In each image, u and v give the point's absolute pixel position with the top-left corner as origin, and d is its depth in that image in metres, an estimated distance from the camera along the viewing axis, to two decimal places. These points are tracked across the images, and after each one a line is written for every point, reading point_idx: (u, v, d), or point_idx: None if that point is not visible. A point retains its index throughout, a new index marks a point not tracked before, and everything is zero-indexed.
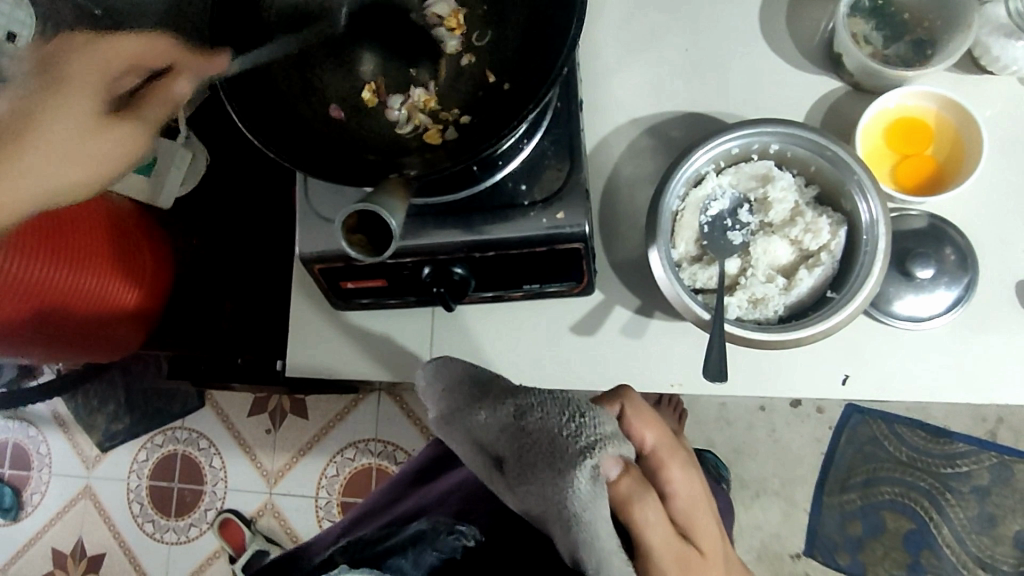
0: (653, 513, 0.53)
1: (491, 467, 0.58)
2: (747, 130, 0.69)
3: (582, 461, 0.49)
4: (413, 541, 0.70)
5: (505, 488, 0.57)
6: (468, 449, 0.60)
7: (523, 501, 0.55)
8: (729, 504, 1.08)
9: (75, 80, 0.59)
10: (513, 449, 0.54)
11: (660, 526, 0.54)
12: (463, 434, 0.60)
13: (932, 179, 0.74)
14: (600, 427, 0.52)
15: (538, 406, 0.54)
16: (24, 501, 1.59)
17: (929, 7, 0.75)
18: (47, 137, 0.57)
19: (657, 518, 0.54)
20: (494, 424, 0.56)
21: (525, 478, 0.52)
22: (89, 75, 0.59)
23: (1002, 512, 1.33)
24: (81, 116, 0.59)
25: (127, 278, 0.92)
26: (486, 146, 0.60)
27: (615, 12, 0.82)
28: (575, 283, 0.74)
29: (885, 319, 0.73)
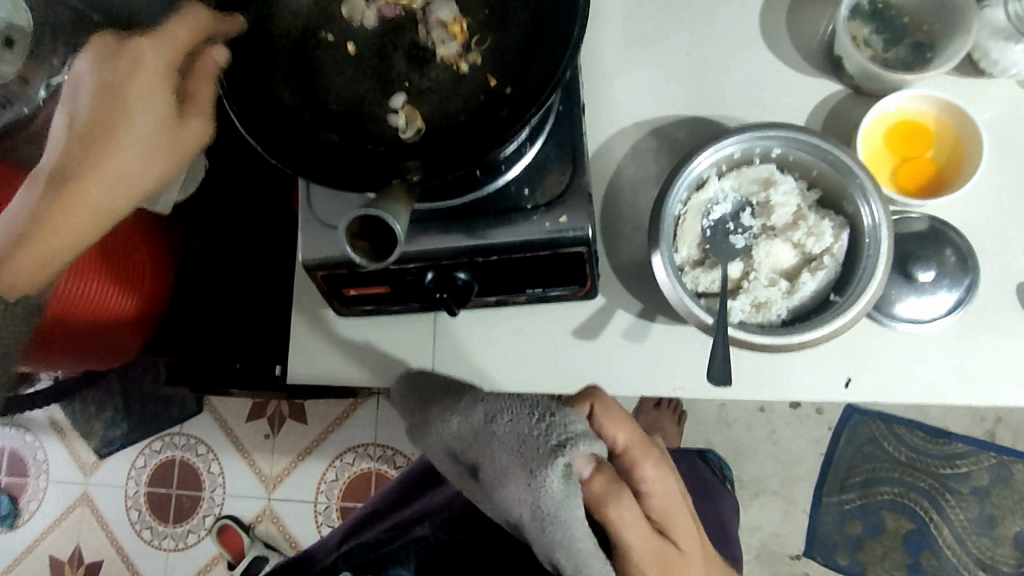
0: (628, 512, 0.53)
1: (464, 473, 0.58)
2: (750, 134, 0.69)
3: (554, 460, 0.50)
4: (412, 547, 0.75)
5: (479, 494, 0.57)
6: (443, 458, 0.59)
7: (496, 504, 0.55)
8: (736, 506, 1.08)
9: (139, 86, 0.57)
10: (483, 453, 0.54)
11: (637, 525, 0.53)
12: (431, 439, 0.60)
13: (933, 181, 0.74)
14: (571, 426, 0.52)
15: (507, 410, 0.53)
16: (21, 508, 1.58)
17: (927, 11, 0.75)
18: (126, 148, 0.57)
19: (633, 515, 0.53)
20: (464, 431, 0.55)
21: (496, 480, 0.52)
22: (163, 71, 0.58)
23: (1001, 513, 1.33)
24: (161, 111, 0.59)
25: (122, 284, 0.93)
26: (491, 151, 0.60)
27: (616, 15, 0.82)
28: (579, 287, 0.74)
29: (886, 321, 0.73)
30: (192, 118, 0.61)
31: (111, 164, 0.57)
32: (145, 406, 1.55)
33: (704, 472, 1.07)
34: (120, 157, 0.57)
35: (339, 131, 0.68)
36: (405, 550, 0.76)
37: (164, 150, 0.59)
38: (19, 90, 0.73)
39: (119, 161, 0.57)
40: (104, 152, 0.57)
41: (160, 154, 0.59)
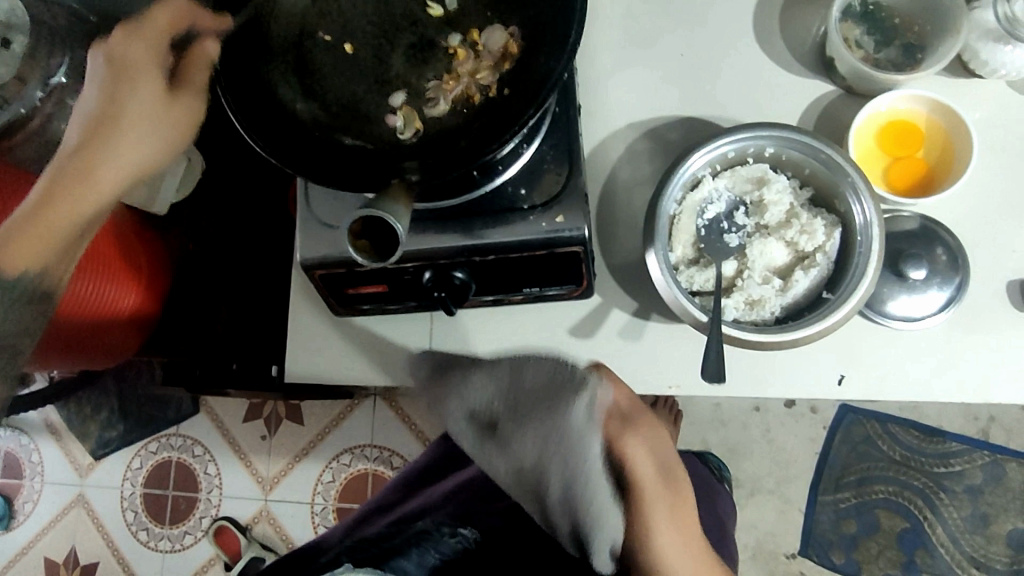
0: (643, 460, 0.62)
1: (484, 444, 0.64)
2: (744, 134, 0.70)
3: (580, 394, 0.61)
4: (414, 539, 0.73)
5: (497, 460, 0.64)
6: (453, 422, 0.64)
7: (515, 460, 0.62)
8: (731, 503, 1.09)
9: (136, 68, 0.61)
10: (510, 399, 0.62)
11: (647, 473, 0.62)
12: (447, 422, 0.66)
13: (924, 181, 0.75)
14: (587, 372, 0.63)
15: (529, 363, 0.65)
16: (16, 510, 1.58)
17: (918, 13, 0.76)
18: (128, 124, 0.60)
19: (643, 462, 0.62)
20: (485, 386, 0.63)
21: (520, 436, 0.61)
22: (151, 55, 0.62)
23: (995, 511, 1.34)
24: (156, 90, 0.61)
25: (110, 281, 0.92)
26: (489, 151, 0.61)
27: (610, 17, 0.83)
28: (575, 286, 0.75)
29: (878, 319, 0.74)
30: (184, 94, 0.63)
31: (118, 139, 0.59)
32: (141, 407, 1.55)
33: (699, 467, 1.08)
34: (128, 131, 0.60)
35: (335, 131, 0.69)
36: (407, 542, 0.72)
37: (163, 125, 0.62)
38: (17, 90, 0.74)
39: (125, 136, 0.59)
40: (113, 129, 0.59)
41: (156, 129, 0.61)
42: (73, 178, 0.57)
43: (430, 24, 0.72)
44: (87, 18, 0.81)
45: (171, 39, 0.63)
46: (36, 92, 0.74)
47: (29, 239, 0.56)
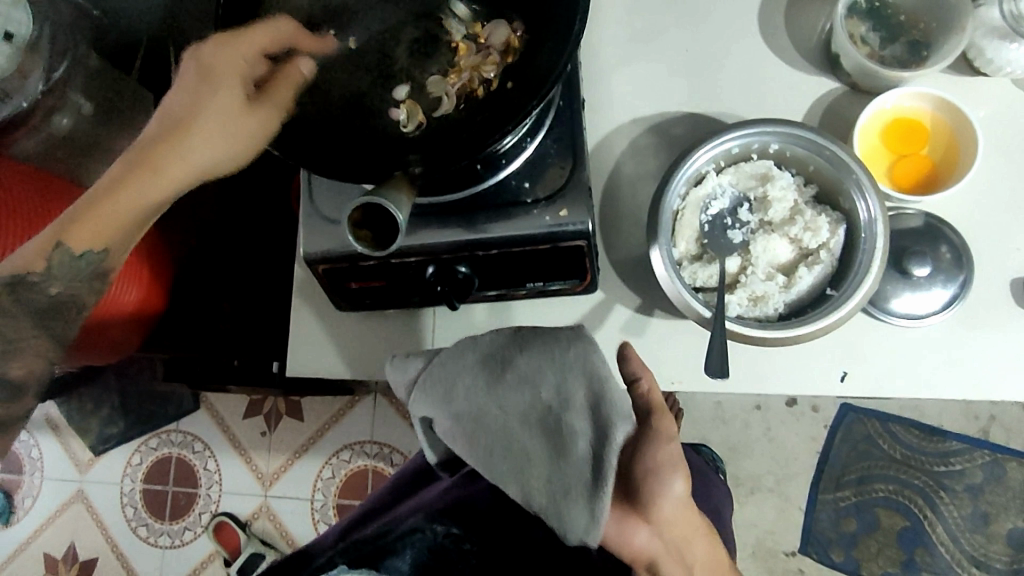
0: (658, 466, 0.59)
1: (489, 401, 0.62)
2: (748, 130, 0.70)
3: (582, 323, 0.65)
4: (405, 537, 0.80)
5: (504, 420, 0.62)
6: (456, 386, 0.64)
7: (525, 410, 0.62)
8: (728, 495, 1.09)
9: (221, 72, 0.60)
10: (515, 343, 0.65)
11: (655, 483, 0.58)
12: (451, 386, 0.64)
13: (928, 178, 0.75)
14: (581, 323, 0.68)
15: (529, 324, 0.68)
16: (16, 505, 1.58)
17: (923, 9, 0.76)
18: (201, 128, 0.59)
19: (656, 465, 0.59)
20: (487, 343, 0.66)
21: (536, 373, 0.62)
22: (240, 63, 0.61)
23: (995, 510, 1.34)
24: (239, 100, 0.60)
25: (124, 282, 0.93)
26: (491, 140, 0.61)
27: (614, 13, 0.82)
28: (578, 281, 0.75)
29: (883, 316, 0.74)
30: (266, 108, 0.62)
31: (190, 143, 0.59)
32: (141, 403, 1.55)
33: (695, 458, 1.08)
34: (201, 137, 0.59)
35: (339, 124, 0.68)
36: (399, 541, 0.80)
37: (236, 138, 0.60)
38: (18, 84, 0.77)
39: (197, 142, 0.59)
40: (186, 131, 0.58)
41: (227, 140, 0.59)
42: (137, 171, 0.58)
43: (435, 19, 0.73)
44: (90, 14, 0.88)
45: (263, 54, 0.63)
46: (37, 86, 0.79)
47: (87, 225, 0.58)
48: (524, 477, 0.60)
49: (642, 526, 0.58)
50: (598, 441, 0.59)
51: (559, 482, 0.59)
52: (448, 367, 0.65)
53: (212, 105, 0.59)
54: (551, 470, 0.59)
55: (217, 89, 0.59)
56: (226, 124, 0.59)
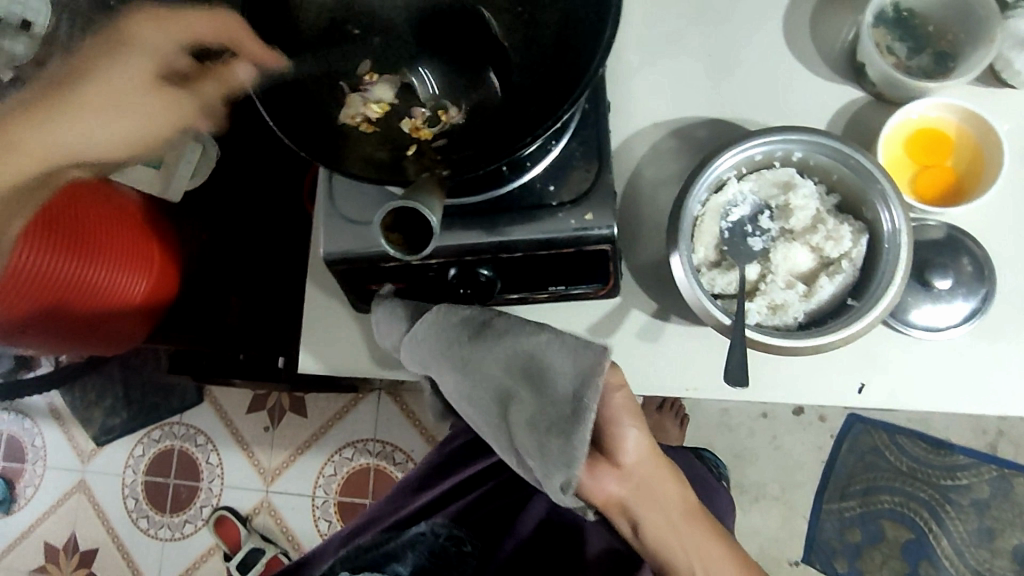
0: (614, 420, 0.64)
1: (479, 360, 0.69)
2: (772, 137, 0.69)
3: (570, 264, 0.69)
4: (410, 545, 0.89)
5: (496, 375, 0.68)
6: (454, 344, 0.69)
7: (509, 357, 0.67)
8: (730, 503, 1.03)
9: (140, 48, 0.69)
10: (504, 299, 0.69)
11: (614, 430, 0.64)
12: (446, 352, 0.70)
13: (951, 190, 0.74)
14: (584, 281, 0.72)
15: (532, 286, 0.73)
16: (17, 494, 1.57)
17: (951, 19, 0.75)
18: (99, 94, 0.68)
19: (614, 415, 0.64)
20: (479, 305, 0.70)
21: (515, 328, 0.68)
22: (162, 46, 0.69)
23: (1001, 526, 1.34)
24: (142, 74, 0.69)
25: (134, 270, 0.94)
26: (520, 145, 0.60)
27: (639, 14, 0.81)
28: (601, 285, 0.74)
29: (902, 328, 0.73)
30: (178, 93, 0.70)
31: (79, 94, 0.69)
32: (145, 395, 1.55)
33: (693, 464, 1.05)
34: (79, 113, 0.68)
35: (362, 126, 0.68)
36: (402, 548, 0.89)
37: (152, 114, 0.71)
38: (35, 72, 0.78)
39: (87, 111, 0.68)
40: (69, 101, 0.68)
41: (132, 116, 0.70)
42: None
43: (459, 17, 0.71)
44: None
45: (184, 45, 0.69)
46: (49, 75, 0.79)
47: None
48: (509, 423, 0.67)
49: (610, 472, 0.64)
50: (580, 379, 0.62)
51: (542, 423, 0.63)
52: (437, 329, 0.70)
53: (125, 75, 0.69)
54: (534, 413, 0.64)
55: (130, 62, 0.69)
56: (132, 103, 0.69)
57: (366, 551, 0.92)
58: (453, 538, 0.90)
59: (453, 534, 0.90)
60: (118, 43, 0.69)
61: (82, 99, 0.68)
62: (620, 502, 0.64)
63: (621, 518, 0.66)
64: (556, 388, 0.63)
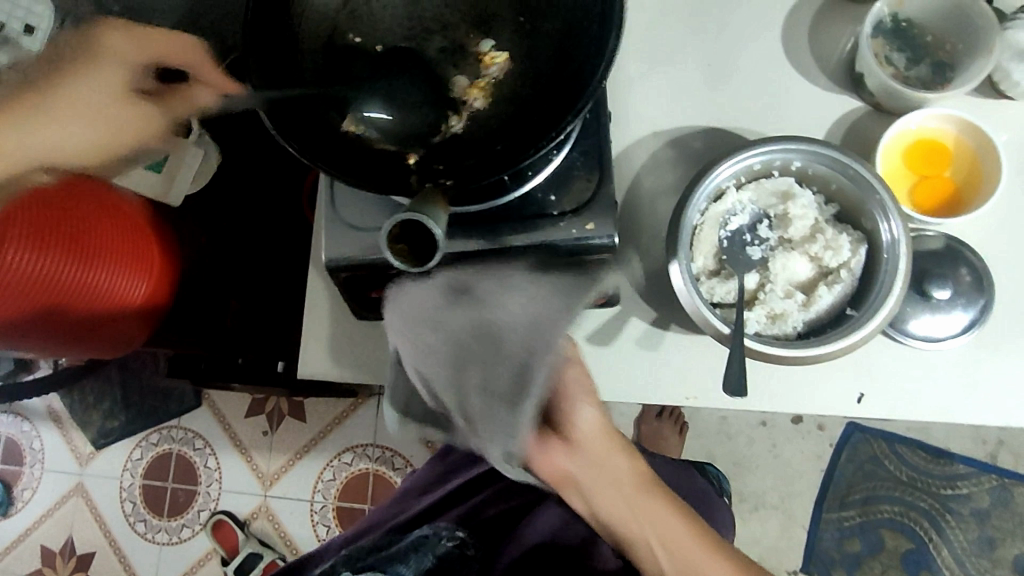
0: (568, 391, 0.62)
1: (437, 318, 0.58)
2: (773, 147, 0.70)
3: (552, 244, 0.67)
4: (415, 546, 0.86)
5: (453, 340, 0.57)
6: (422, 312, 0.60)
7: (475, 325, 0.57)
8: (732, 518, 1.05)
9: (108, 58, 0.70)
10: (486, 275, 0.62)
11: (569, 403, 0.63)
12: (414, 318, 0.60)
13: (951, 201, 0.75)
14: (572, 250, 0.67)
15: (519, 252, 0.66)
16: (14, 497, 1.57)
17: (950, 31, 0.75)
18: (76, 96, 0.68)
19: (569, 389, 0.62)
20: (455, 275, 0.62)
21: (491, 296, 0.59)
22: (123, 62, 0.70)
23: (1001, 535, 1.34)
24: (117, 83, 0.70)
25: (135, 273, 0.94)
26: (524, 156, 0.60)
27: (639, 22, 0.82)
28: (601, 294, 0.73)
29: (900, 338, 0.73)
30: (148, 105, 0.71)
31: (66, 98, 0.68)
32: (144, 398, 1.54)
33: (694, 480, 1.04)
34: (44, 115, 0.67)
35: None
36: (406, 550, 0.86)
37: (99, 122, 0.69)
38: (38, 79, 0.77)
39: (42, 120, 0.67)
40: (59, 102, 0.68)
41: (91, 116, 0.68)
42: None
43: (459, 26, 0.71)
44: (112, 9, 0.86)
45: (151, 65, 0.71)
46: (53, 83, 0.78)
47: None
48: (457, 389, 0.57)
49: (561, 446, 0.64)
50: (534, 344, 0.55)
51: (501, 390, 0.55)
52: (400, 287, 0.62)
53: (95, 84, 0.69)
54: (492, 379, 0.55)
55: (95, 71, 0.69)
56: (96, 114, 0.69)
57: (368, 553, 0.91)
58: (457, 541, 0.89)
59: (457, 537, 0.89)
60: (86, 54, 0.70)
61: (58, 99, 0.68)
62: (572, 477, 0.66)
63: (570, 490, 0.68)
64: (509, 349, 0.55)
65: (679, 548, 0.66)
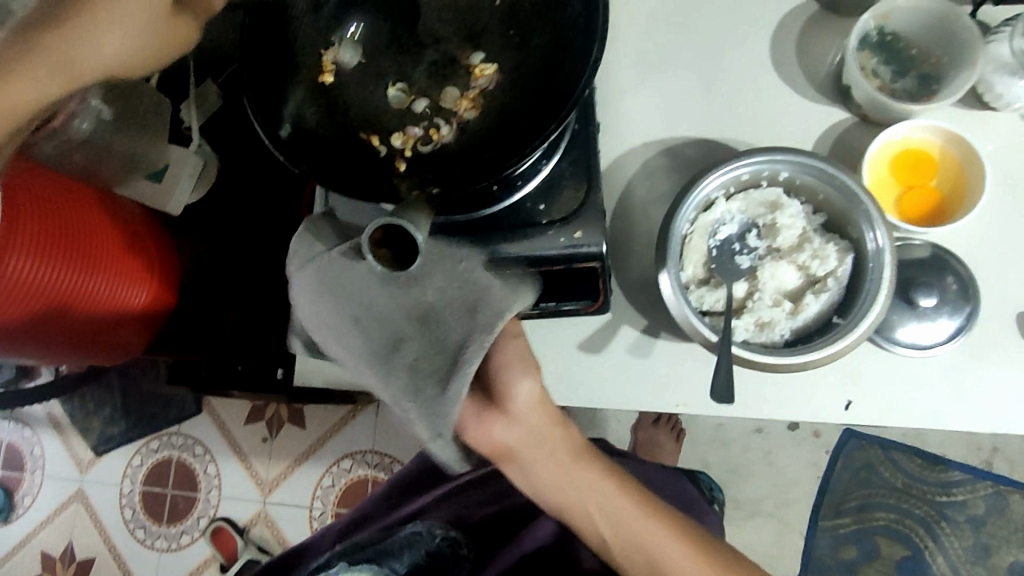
0: (508, 364, 0.62)
1: (366, 297, 0.61)
2: (759, 158, 0.71)
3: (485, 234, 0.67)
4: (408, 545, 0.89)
5: (384, 317, 0.61)
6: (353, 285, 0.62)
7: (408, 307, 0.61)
8: (720, 523, 1.05)
9: None
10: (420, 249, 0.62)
11: (507, 375, 0.62)
12: (342, 288, 0.62)
13: (936, 211, 0.76)
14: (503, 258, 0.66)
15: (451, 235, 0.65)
16: (16, 503, 1.58)
17: (935, 43, 0.77)
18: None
19: (507, 359, 0.62)
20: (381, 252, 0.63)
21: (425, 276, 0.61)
22: None
23: (996, 543, 1.34)
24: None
25: (137, 280, 0.96)
26: (508, 164, 0.62)
27: (630, 35, 0.83)
28: (592, 301, 0.74)
29: (888, 346, 0.74)
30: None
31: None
32: (144, 405, 1.55)
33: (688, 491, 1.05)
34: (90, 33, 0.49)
35: (356, 144, 0.70)
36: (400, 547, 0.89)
37: (136, 28, 0.51)
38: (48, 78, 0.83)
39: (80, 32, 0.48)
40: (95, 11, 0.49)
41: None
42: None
43: (451, 40, 0.73)
44: None
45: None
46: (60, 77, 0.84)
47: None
48: (388, 367, 0.61)
49: (499, 419, 0.63)
50: (469, 329, 0.59)
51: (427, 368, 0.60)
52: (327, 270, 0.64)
53: None
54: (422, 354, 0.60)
55: None
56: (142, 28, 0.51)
57: (361, 547, 0.91)
58: (449, 540, 0.89)
59: (449, 536, 0.89)
60: None
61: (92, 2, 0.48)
62: (514, 454, 0.65)
63: (513, 466, 0.66)
64: (446, 330, 0.60)
65: (623, 521, 0.67)
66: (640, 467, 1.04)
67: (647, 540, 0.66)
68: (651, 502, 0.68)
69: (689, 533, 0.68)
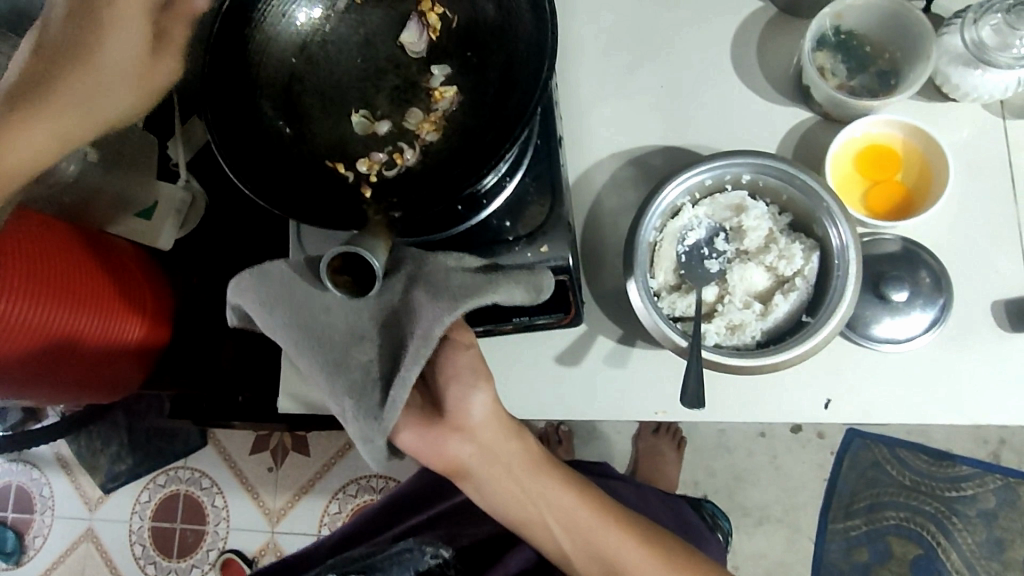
0: (459, 376, 0.62)
1: (321, 307, 0.61)
2: (720, 163, 0.71)
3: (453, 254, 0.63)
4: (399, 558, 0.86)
5: (336, 325, 0.61)
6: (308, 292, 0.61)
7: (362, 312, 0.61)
8: (724, 550, 1.05)
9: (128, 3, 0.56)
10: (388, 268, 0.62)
11: (457, 391, 0.62)
12: (295, 296, 0.61)
13: (904, 204, 0.76)
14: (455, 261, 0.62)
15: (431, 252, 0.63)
16: (27, 545, 1.59)
17: (891, 40, 0.77)
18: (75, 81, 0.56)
19: (454, 372, 0.61)
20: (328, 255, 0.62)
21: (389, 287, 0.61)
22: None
23: (1010, 536, 1.32)
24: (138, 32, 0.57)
25: (133, 317, 0.98)
26: (465, 184, 0.64)
27: (593, 48, 0.84)
28: (564, 314, 0.75)
29: (863, 342, 0.73)
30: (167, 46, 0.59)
31: (72, 91, 0.56)
32: (149, 440, 1.56)
33: (687, 513, 1.04)
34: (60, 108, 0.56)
35: (321, 171, 0.71)
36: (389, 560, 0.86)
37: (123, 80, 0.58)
38: None
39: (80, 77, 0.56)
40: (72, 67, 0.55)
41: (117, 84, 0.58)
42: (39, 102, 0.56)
43: (411, 64, 0.74)
44: None
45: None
46: None
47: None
48: (342, 371, 0.60)
49: (452, 434, 0.63)
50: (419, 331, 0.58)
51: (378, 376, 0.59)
52: (282, 271, 0.62)
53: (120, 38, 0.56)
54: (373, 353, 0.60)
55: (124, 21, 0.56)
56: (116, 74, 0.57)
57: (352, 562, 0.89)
58: (440, 560, 0.88)
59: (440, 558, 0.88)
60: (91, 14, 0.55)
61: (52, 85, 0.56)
62: (469, 473, 0.66)
63: (468, 483, 0.67)
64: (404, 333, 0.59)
65: (591, 541, 0.67)
66: (636, 489, 1.02)
67: (605, 546, 0.67)
68: (610, 506, 0.69)
69: (647, 534, 0.69)
